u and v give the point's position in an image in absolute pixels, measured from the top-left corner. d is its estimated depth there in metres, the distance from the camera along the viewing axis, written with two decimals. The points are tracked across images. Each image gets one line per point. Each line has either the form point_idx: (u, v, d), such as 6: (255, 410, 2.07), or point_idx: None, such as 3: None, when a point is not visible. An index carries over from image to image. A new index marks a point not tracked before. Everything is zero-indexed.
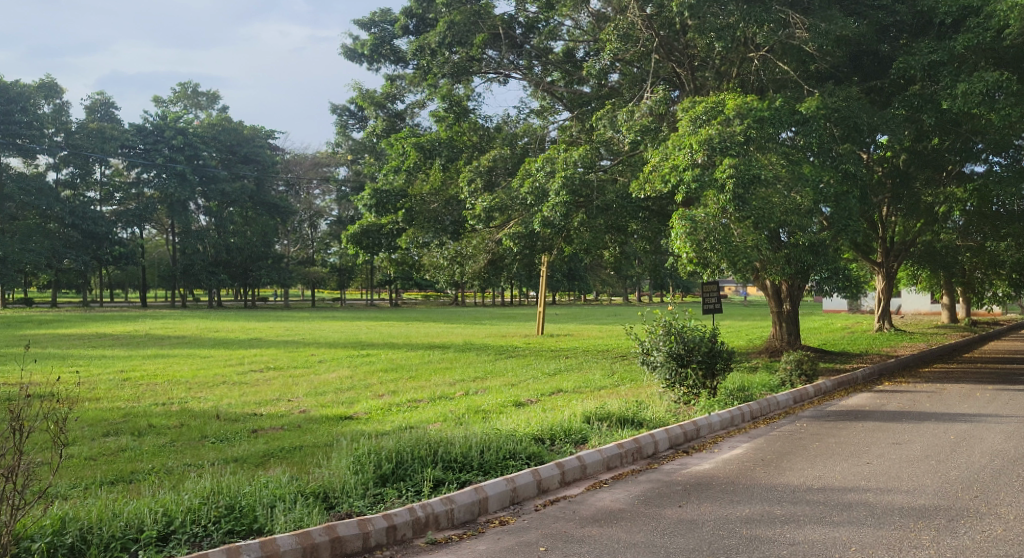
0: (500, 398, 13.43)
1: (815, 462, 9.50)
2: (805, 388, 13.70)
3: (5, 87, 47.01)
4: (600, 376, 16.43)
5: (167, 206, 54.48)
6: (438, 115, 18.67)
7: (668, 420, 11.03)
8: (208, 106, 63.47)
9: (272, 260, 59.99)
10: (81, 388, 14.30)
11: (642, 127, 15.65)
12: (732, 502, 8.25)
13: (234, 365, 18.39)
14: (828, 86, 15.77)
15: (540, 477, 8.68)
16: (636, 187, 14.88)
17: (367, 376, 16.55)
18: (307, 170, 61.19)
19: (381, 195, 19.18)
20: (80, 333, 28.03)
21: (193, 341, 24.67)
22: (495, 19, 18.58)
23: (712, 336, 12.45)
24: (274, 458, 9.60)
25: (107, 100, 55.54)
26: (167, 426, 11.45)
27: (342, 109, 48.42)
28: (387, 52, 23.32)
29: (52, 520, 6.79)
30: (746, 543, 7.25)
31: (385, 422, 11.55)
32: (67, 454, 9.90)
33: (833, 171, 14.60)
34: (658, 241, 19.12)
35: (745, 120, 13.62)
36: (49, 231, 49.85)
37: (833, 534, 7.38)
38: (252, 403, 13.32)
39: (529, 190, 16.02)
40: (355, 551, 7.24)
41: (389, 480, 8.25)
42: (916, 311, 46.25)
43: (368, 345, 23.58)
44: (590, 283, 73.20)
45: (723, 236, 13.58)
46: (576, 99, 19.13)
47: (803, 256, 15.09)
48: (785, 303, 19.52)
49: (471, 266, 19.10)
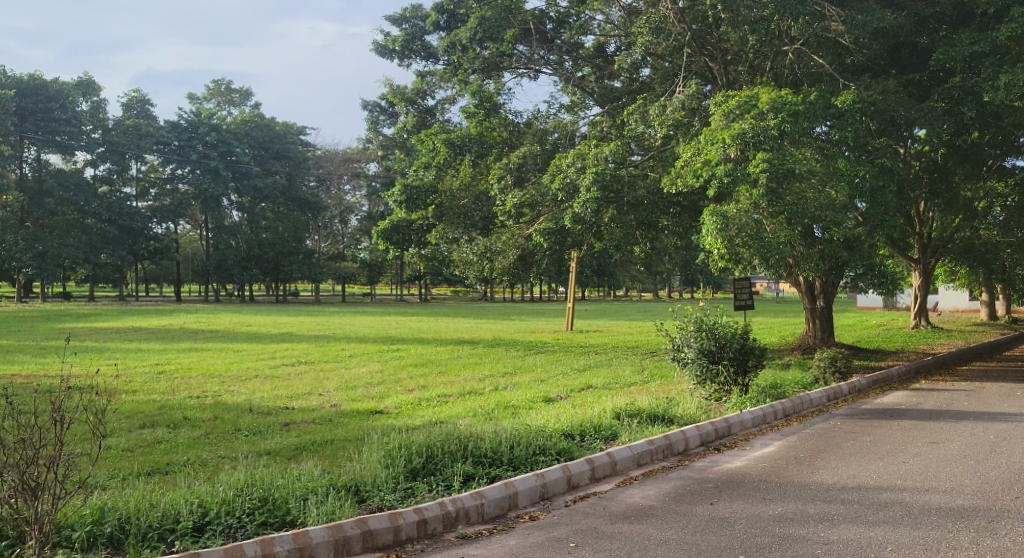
0: (529, 394, 13.39)
1: (849, 461, 9.39)
2: (838, 386, 13.53)
3: (45, 85, 47.71)
4: (629, 371, 16.41)
5: (201, 202, 55.02)
6: (469, 112, 18.67)
7: (699, 417, 10.97)
8: (241, 102, 63.80)
9: (304, 255, 59.98)
10: (117, 381, 14.50)
11: (676, 122, 15.63)
12: (765, 500, 8.17)
13: (267, 359, 18.53)
14: (865, 80, 15.58)
15: (569, 473, 8.65)
16: (667, 182, 14.78)
17: (396, 371, 16.59)
18: (337, 165, 61.68)
19: (411, 190, 19.60)
20: (117, 326, 28.50)
21: (226, 335, 24.87)
22: (525, 14, 18.51)
23: (743, 332, 12.31)
24: (306, 452, 9.65)
25: (142, 97, 56.12)
26: (201, 419, 11.56)
27: (375, 104, 48.13)
28: (418, 48, 23.34)
29: (92, 510, 6.91)
30: (779, 541, 7.19)
31: (415, 417, 11.57)
32: (105, 445, 10.03)
33: (869, 165, 14.39)
34: (689, 237, 18.95)
35: (779, 114, 13.46)
36: (87, 226, 50.59)
37: (868, 533, 7.30)
38: (284, 397, 13.41)
39: (559, 185, 15.96)
40: (387, 544, 7.26)
41: (420, 474, 8.27)
42: (954, 308, 45.64)
43: (397, 340, 23.67)
44: (621, 279, 72.96)
45: (756, 232, 13.43)
46: (606, 94, 18.92)
47: (838, 251, 14.99)
48: (819, 300, 19.34)
49: (501, 262, 18.95)
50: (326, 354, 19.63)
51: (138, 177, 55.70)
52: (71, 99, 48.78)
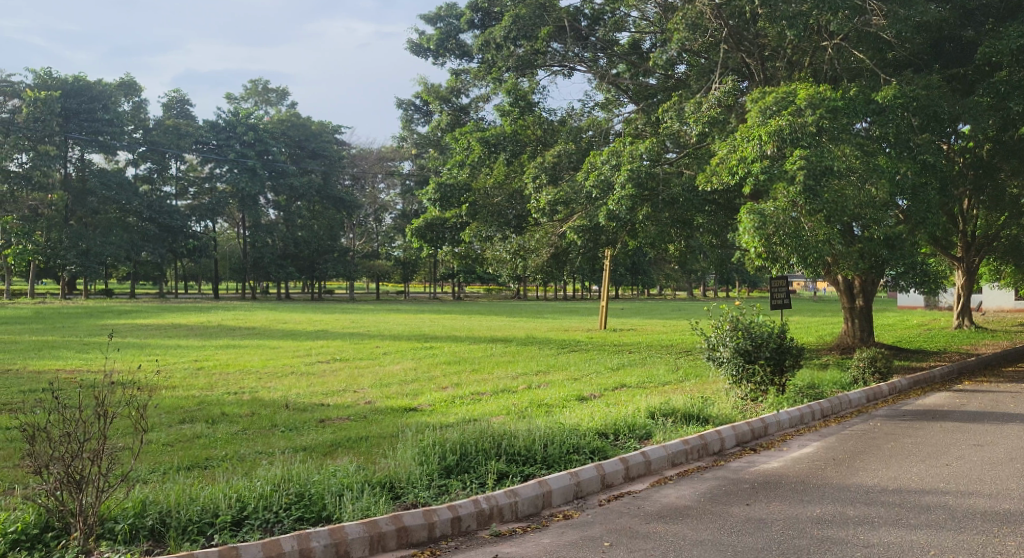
0: (563, 392, 13.37)
1: (889, 463, 9.22)
2: (878, 387, 13.31)
3: (88, 86, 48.47)
4: (664, 371, 16.28)
5: (238, 201, 55.63)
6: (504, 110, 18.59)
7: (735, 417, 10.86)
8: (277, 102, 64.46)
9: (339, 253, 60.10)
10: (158, 376, 14.70)
11: (711, 119, 15.46)
12: (802, 501, 8.06)
13: (302, 355, 18.65)
14: (906, 75, 15.35)
15: (603, 472, 8.59)
16: (702, 179, 14.61)
17: (431, 368, 16.66)
18: (372, 163, 61.28)
19: (445, 189, 19.41)
20: (157, 322, 28.88)
21: (263, 332, 25.10)
22: (560, 12, 18.44)
23: (780, 332, 12.17)
24: (341, 448, 9.68)
25: (182, 97, 56.86)
26: (239, 414, 11.64)
27: (409, 103, 48.23)
28: (452, 46, 23.31)
29: (134, 502, 6.98)
30: (818, 543, 7.09)
31: (448, 414, 11.58)
32: (146, 439, 10.14)
33: (911, 162, 14.14)
34: (725, 235, 18.77)
35: (818, 110, 13.26)
36: (128, 225, 51.39)
37: (910, 537, 7.17)
38: (319, 393, 13.49)
39: (594, 183, 15.89)
40: (421, 541, 7.26)
41: (454, 471, 8.26)
42: (998, 308, 44.84)
43: (430, 338, 23.77)
44: (655, 277, 72.61)
45: (794, 230, 13.20)
46: (641, 91, 18.81)
47: (877, 249, 14.93)
48: (857, 299, 19.10)
49: (534, 259, 19.01)
50: (362, 351, 19.77)
51: (177, 176, 56.45)
52: (114, 100, 49.44)
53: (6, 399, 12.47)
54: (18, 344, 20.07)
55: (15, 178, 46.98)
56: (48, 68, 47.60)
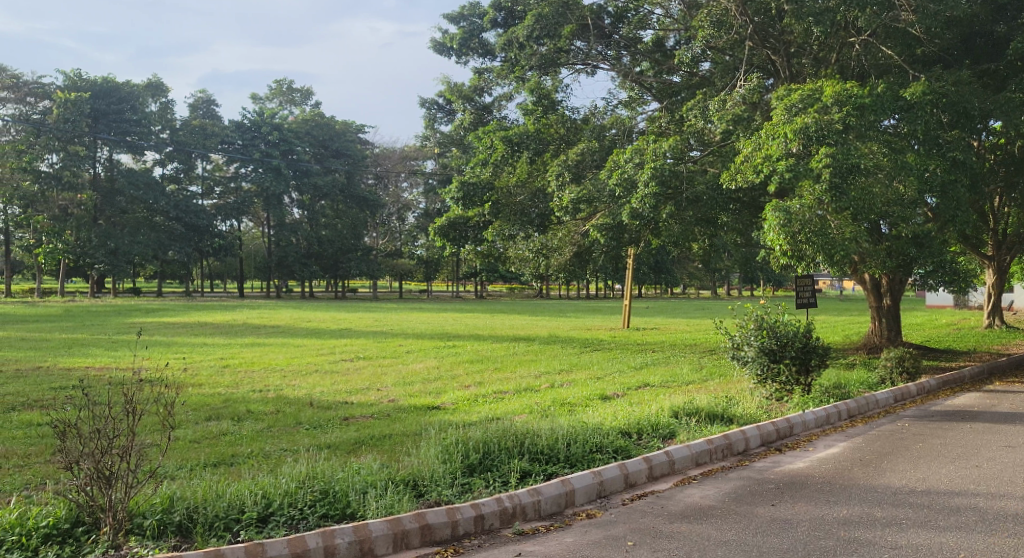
0: (586, 391, 13.33)
1: (918, 464, 9.10)
2: (906, 387, 13.16)
3: (116, 87, 48.97)
4: (688, 370, 16.17)
5: (263, 201, 55.99)
6: (527, 109, 18.76)
7: (760, 417, 10.77)
8: (302, 102, 64.72)
9: (362, 252, 60.11)
10: (183, 374, 14.79)
11: (735, 116, 15.33)
12: (828, 502, 7.96)
13: (326, 354, 18.69)
14: (935, 70, 15.16)
15: (627, 471, 8.53)
16: (726, 177, 14.51)
17: (453, 367, 16.61)
18: (394, 163, 61.33)
19: (468, 188, 19.10)
20: (183, 321, 29.09)
21: (286, 331, 25.14)
22: (583, 10, 18.26)
23: (806, 331, 12.05)
24: (364, 446, 9.69)
25: (208, 97, 57.28)
26: (264, 412, 11.67)
27: (432, 101, 48.29)
28: (476, 45, 23.30)
29: (162, 498, 7.01)
30: (844, 545, 7.01)
31: (471, 413, 11.55)
32: (173, 436, 10.19)
33: (939, 159, 13.95)
34: (749, 234, 18.63)
35: (844, 108, 13.14)
36: (155, 224, 51.79)
37: (939, 539, 7.07)
38: (343, 391, 13.51)
39: (617, 181, 15.78)
40: (444, 538, 7.24)
41: (476, 470, 8.23)
42: None
43: (453, 336, 23.77)
44: (678, 275, 72.23)
45: (820, 228, 13.08)
46: (666, 89, 18.80)
47: (905, 248, 14.78)
48: (885, 298, 18.93)
49: (556, 258, 19.32)
50: (385, 350, 19.77)
51: (203, 175, 56.89)
52: (141, 101, 50.01)
53: (36, 397, 12.57)
54: (48, 342, 20.27)
55: (45, 178, 46.91)
56: (78, 70, 48.17)
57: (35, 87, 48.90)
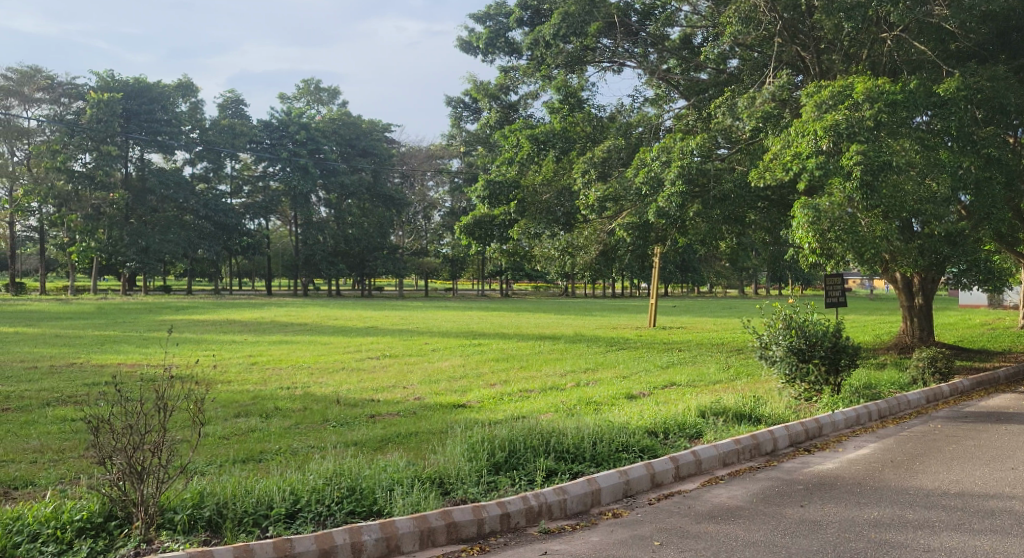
0: (612, 390, 13.22)
1: (951, 466, 8.96)
2: (939, 388, 12.97)
3: (148, 87, 49.39)
4: (714, 369, 16.09)
5: (290, 199, 56.29)
6: (553, 107, 18.77)
7: (788, 417, 10.64)
8: (329, 101, 65.15)
9: (388, 250, 60.28)
10: (214, 371, 14.88)
11: (765, 114, 15.16)
12: (859, 504, 7.85)
13: (353, 352, 18.72)
14: (970, 66, 14.94)
15: (653, 470, 8.46)
16: (755, 175, 14.35)
17: (478, 366, 16.60)
18: (420, 162, 61.33)
19: (495, 187, 19.39)
20: (212, 318, 29.35)
21: (315, 329, 25.26)
22: (609, 8, 18.05)
23: (835, 331, 11.90)
24: (391, 443, 9.67)
25: (237, 97, 57.60)
26: (292, 409, 11.70)
27: (458, 101, 48.21)
28: (502, 45, 23.20)
29: (192, 494, 7.02)
30: (875, 547, 6.90)
31: (497, 411, 11.54)
32: (203, 432, 10.24)
33: (974, 157, 13.72)
34: (777, 232, 18.50)
35: (875, 104, 12.95)
36: (185, 223, 52.15)
37: (973, 542, 6.95)
38: (369, 389, 13.53)
39: (643, 179, 15.66)
40: (471, 536, 7.22)
41: (503, 469, 8.20)
42: None
43: (479, 335, 23.76)
44: (704, 275, 71.76)
45: (850, 226, 12.94)
46: (693, 87, 18.63)
47: (939, 246, 14.61)
48: (917, 297, 18.69)
49: (583, 257, 18.92)
50: (410, 348, 19.79)
51: (232, 174, 57.32)
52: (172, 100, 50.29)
53: (70, 392, 12.71)
54: (80, 339, 20.48)
55: (79, 178, 47.52)
56: (111, 71, 48.64)
57: (69, 88, 49.56)
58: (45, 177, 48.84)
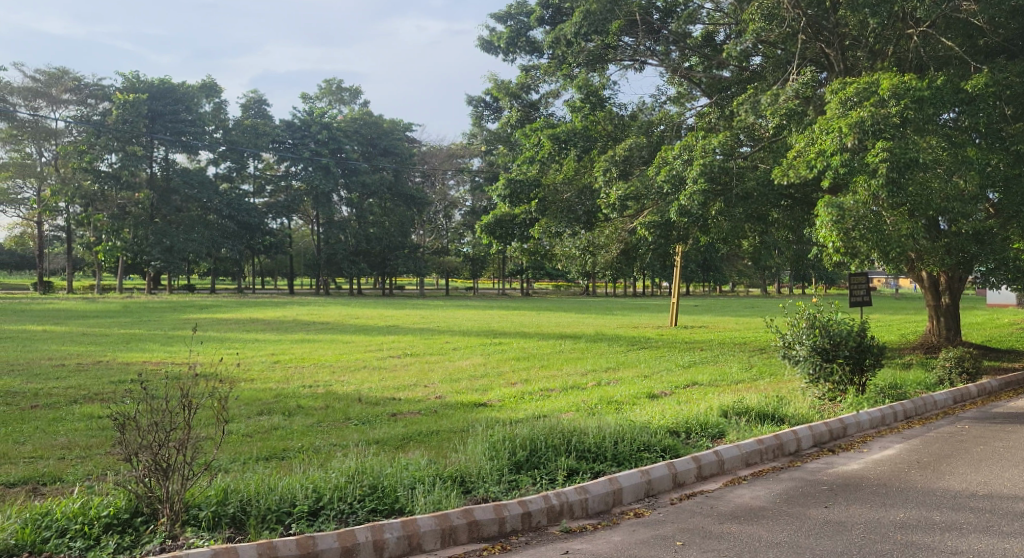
0: (634, 390, 13.12)
1: (979, 467, 8.83)
2: (966, 388, 12.81)
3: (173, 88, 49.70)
4: (737, 368, 16.01)
5: (312, 198, 56.49)
6: (574, 106, 18.63)
7: (812, 417, 10.52)
8: (350, 101, 65.30)
9: (409, 249, 60.39)
10: (236, 369, 14.92)
11: (788, 111, 15.04)
12: (884, 505, 7.75)
13: (374, 351, 18.74)
14: (998, 62, 14.70)
15: (675, 470, 8.40)
16: (778, 173, 14.22)
17: (500, 364, 16.59)
18: (441, 161, 61.41)
19: (516, 185, 19.22)
20: (236, 317, 29.44)
21: (336, 327, 25.32)
22: (631, 6, 17.89)
23: (860, 330, 11.77)
24: (412, 442, 9.66)
25: (259, 97, 57.85)
26: (313, 407, 11.72)
27: (478, 101, 48.17)
28: (523, 44, 23.14)
29: (217, 490, 7.04)
30: (902, 549, 6.81)
31: (518, 410, 11.47)
32: (226, 430, 10.27)
33: (1002, 154, 13.62)
34: (800, 231, 18.34)
35: (901, 101, 12.79)
36: (208, 222, 52.48)
37: (1002, 545, 6.84)
38: (391, 387, 13.55)
39: (665, 178, 15.56)
40: (492, 535, 7.19)
41: (524, 467, 8.17)
42: None
43: (500, 334, 23.72)
44: (726, 274, 71.42)
45: (874, 224, 12.83)
46: (715, 84, 18.53)
47: (965, 245, 14.53)
48: (943, 296, 18.50)
49: (604, 255, 19.03)
50: (432, 347, 19.80)
51: (255, 174, 57.61)
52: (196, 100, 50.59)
53: (96, 390, 12.76)
54: (107, 337, 20.62)
55: (104, 178, 47.97)
56: (136, 72, 48.98)
57: (96, 89, 49.99)
58: (71, 177, 49.38)
